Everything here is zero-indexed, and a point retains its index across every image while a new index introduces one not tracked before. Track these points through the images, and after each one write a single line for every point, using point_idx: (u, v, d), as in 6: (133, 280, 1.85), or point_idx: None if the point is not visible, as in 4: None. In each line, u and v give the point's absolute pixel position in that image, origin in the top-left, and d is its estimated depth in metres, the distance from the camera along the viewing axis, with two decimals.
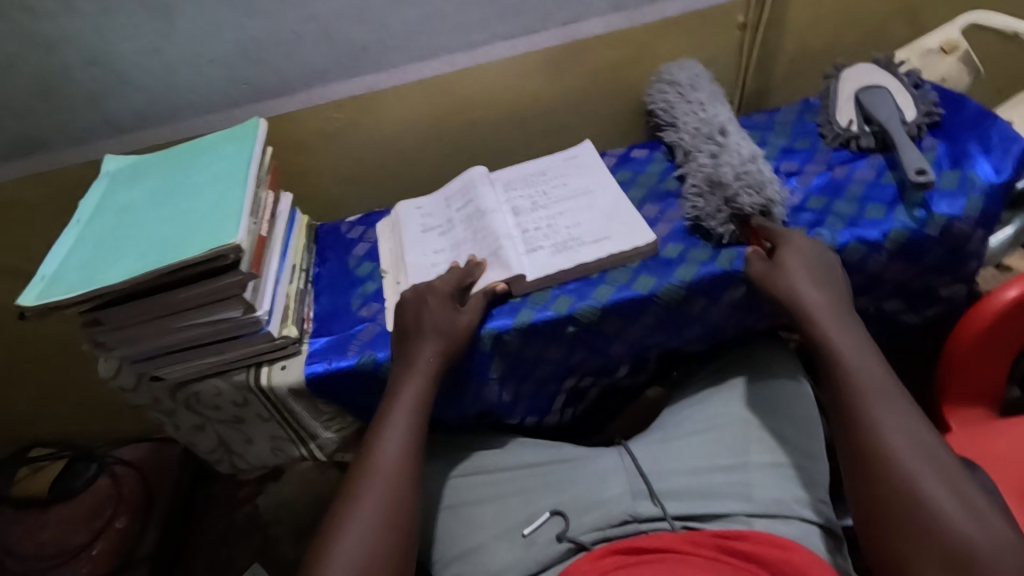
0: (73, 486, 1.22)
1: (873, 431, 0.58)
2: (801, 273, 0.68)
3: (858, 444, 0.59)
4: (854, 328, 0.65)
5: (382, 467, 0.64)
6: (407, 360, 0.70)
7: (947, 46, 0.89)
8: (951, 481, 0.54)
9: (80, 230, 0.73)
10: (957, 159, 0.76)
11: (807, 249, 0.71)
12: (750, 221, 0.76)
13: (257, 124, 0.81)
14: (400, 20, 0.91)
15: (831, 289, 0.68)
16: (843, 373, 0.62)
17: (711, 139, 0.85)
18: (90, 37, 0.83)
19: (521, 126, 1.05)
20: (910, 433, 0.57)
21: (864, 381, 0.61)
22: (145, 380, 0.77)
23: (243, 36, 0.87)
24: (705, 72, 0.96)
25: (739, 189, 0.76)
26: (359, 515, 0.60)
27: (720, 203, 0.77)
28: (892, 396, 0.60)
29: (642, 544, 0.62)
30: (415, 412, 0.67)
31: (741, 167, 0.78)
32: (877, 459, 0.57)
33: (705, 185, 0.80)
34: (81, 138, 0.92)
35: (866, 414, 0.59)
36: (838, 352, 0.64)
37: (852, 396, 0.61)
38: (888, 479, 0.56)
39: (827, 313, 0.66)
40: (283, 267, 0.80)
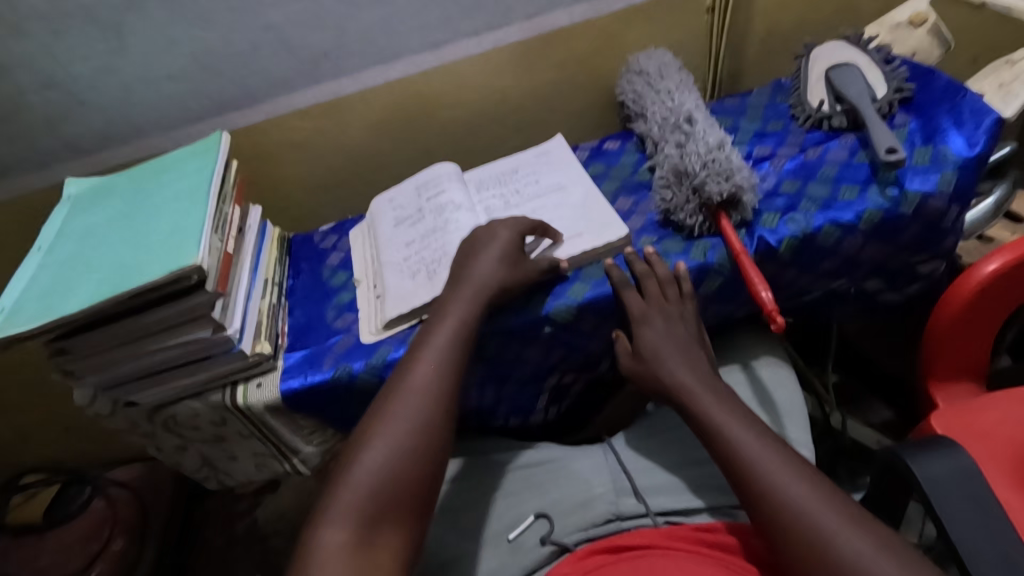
0: (67, 511, 1.20)
1: (776, 493, 0.54)
2: (669, 352, 0.68)
3: (762, 513, 0.55)
4: (693, 355, 0.68)
5: (429, 363, 0.62)
6: (450, 291, 0.68)
7: (915, 19, 0.88)
8: (863, 526, 0.51)
9: (42, 257, 0.72)
10: (929, 134, 0.75)
11: (669, 327, 0.69)
12: (720, 209, 0.75)
13: (219, 138, 0.79)
14: (360, 24, 0.89)
15: (698, 360, 0.67)
16: (725, 440, 0.59)
17: (678, 128, 0.84)
18: (42, 59, 0.82)
19: (493, 123, 1.03)
20: (814, 486, 0.54)
21: (747, 448, 0.58)
22: (121, 406, 0.76)
23: (200, 48, 0.86)
24: (674, 61, 0.95)
25: (706, 178, 0.74)
26: (390, 430, 0.57)
27: (688, 194, 0.76)
28: (780, 453, 0.57)
29: (623, 542, 0.62)
30: (468, 326, 0.66)
31: (707, 155, 0.77)
32: (786, 522, 0.53)
33: (672, 175, 0.79)
34: (43, 161, 0.90)
35: (762, 476, 0.56)
36: (714, 421, 0.61)
37: (741, 463, 0.57)
38: (800, 542, 0.52)
39: (698, 389, 0.64)
40: (253, 284, 0.79)
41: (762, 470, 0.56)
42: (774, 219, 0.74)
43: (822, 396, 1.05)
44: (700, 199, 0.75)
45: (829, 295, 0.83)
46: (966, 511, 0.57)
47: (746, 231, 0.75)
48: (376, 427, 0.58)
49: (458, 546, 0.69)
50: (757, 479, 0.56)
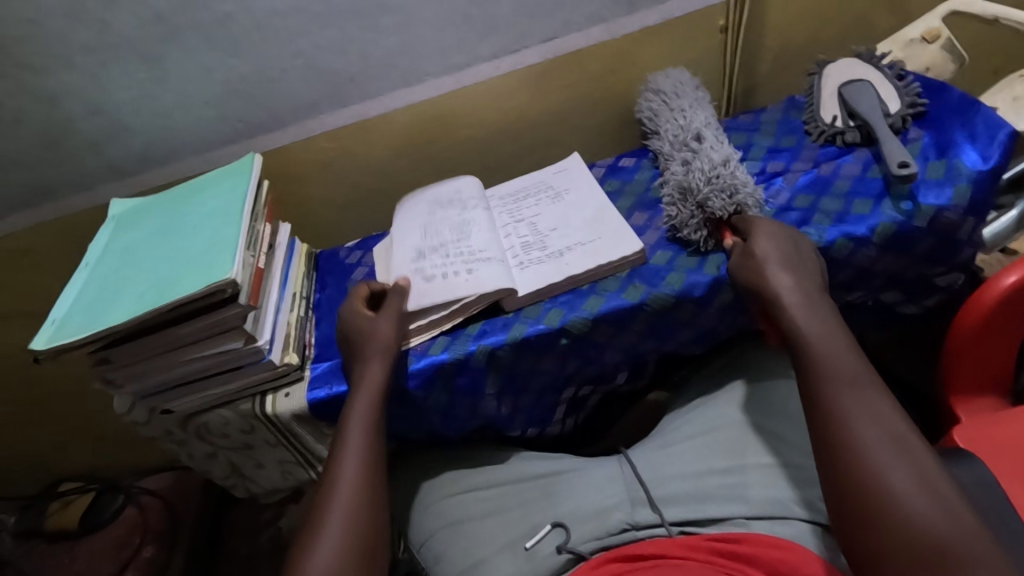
0: (99, 519, 1.25)
1: (845, 420, 0.54)
2: (774, 271, 0.65)
3: (830, 432, 0.55)
4: (800, 262, 0.67)
5: (352, 454, 0.65)
6: (356, 378, 0.70)
7: (928, 35, 0.89)
8: (924, 475, 0.50)
9: (87, 273, 0.77)
10: (942, 149, 0.76)
11: (787, 235, 0.69)
12: (725, 225, 0.77)
13: (251, 159, 0.84)
14: (382, 49, 0.94)
15: (808, 283, 0.65)
16: (819, 360, 0.58)
17: (687, 146, 0.86)
18: (88, 88, 0.87)
19: (511, 141, 1.06)
20: (884, 418, 0.54)
21: (838, 374, 0.57)
22: (157, 413, 0.80)
23: (233, 77, 0.91)
24: (690, 80, 0.98)
25: (709, 194, 0.77)
26: (332, 525, 0.60)
27: (692, 210, 0.78)
28: (872, 391, 0.56)
29: (638, 550, 0.63)
30: (376, 415, 0.68)
31: (712, 173, 0.79)
32: (848, 446, 0.53)
33: (677, 193, 0.81)
34: (90, 184, 0.96)
35: (840, 402, 0.55)
36: (816, 339, 0.60)
37: (827, 386, 0.57)
38: (856, 468, 0.52)
39: (797, 306, 0.62)
40: (283, 297, 0.82)
41: (845, 397, 0.55)
42: None
43: None
44: (704, 216, 0.77)
45: (845, 306, 0.83)
46: None
47: None
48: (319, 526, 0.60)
49: (476, 551, 0.71)
50: (833, 404, 0.56)
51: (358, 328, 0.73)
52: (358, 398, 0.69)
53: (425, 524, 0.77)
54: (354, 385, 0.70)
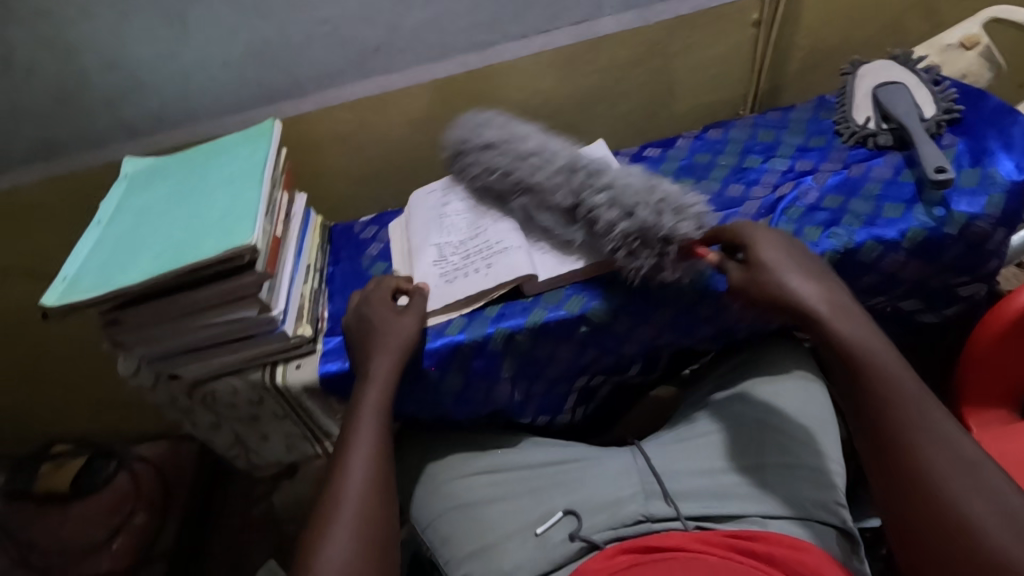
0: (93, 483, 1.22)
1: (907, 444, 0.54)
2: (799, 280, 0.63)
3: (893, 459, 0.55)
4: (826, 275, 0.65)
5: (362, 446, 0.64)
6: (366, 369, 0.69)
7: (967, 41, 0.88)
8: (996, 495, 0.50)
9: (99, 231, 0.75)
10: (977, 156, 0.75)
11: (791, 243, 0.67)
12: (699, 251, 0.70)
13: (272, 125, 0.82)
14: (411, 21, 0.91)
15: (840, 292, 0.64)
16: (872, 382, 0.58)
17: (584, 181, 0.76)
18: (107, 42, 0.85)
19: (533, 125, 1.05)
20: (946, 436, 0.54)
21: (893, 395, 0.56)
22: (163, 378, 0.78)
23: (257, 39, 0.88)
24: (505, 117, 0.89)
25: (671, 224, 0.68)
26: (345, 517, 0.58)
27: (658, 248, 0.69)
28: (929, 410, 0.55)
29: (654, 543, 0.62)
30: (384, 409, 0.66)
31: (654, 198, 0.71)
32: (916, 473, 0.53)
33: (630, 239, 0.71)
34: (102, 141, 0.94)
35: (898, 425, 0.55)
36: (863, 356, 0.59)
37: (879, 409, 0.57)
38: (927, 496, 0.52)
39: (836, 318, 0.61)
40: (297, 267, 0.81)
41: (904, 419, 0.55)
42: (816, 232, 0.75)
43: None
44: (677, 250, 0.69)
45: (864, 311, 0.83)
46: None
47: None
48: (331, 517, 0.59)
49: (485, 536, 0.70)
50: (891, 429, 0.56)
51: (375, 322, 0.71)
52: (370, 387, 0.67)
53: (432, 504, 0.76)
54: (362, 378, 0.69)
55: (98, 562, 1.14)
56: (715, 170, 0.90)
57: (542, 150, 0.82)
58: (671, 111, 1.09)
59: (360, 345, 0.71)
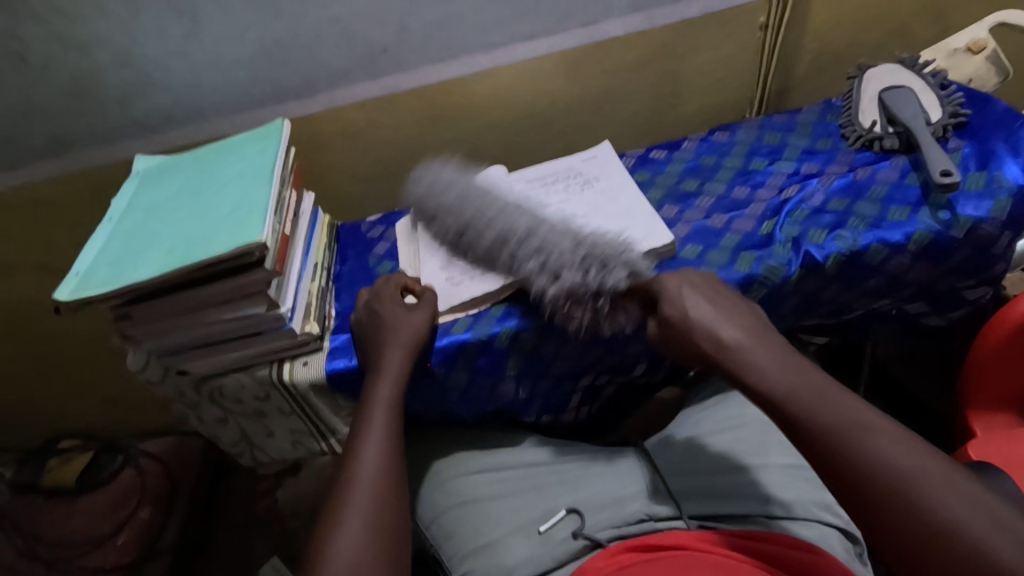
0: (98, 478, 1.25)
1: (860, 474, 0.47)
2: (703, 312, 0.59)
3: (854, 499, 0.47)
4: (721, 304, 0.61)
5: (376, 441, 0.64)
6: (377, 365, 0.69)
7: (974, 45, 0.88)
8: (968, 494, 0.44)
9: (111, 227, 0.76)
10: (983, 160, 0.75)
11: (694, 283, 0.63)
12: (632, 296, 0.69)
13: (281, 124, 0.83)
14: (421, 21, 0.92)
15: (748, 321, 0.59)
16: (798, 415, 0.51)
17: (516, 250, 0.73)
18: (120, 40, 0.86)
19: (540, 126, 1.05)
20: (894, 442, 0.47)
21: (824, 421, 0.49)
22: (172, 373, 0.79)
23: (268, 38, 0.89)
24: (452, 168, 0.84)
25: (597, 283, 0.67)
26: (358, 510, 0.58)
27: (591, 303, 0.69)
28: (866, 420, 0.49)
29: (655, 541, 0.62)
30: (394, 404, 0.67)
31: (577, 255, 0.69)
32: (884, 506, 0.45)
33: (563, 297, 0.70)
34: (114, 138, 0.95)
35: (843, 455, 0.48)
36: (781, 390, 0.53)
37: (812, 435, 0.50)
38: (904, 530, 0.44)
39: (750, 348, 0.56)
40: (305, 265, 0.81)
41: (843, 445, 0.48)
42: (821, 234, 0.75)
43: None
44: (609, 301, 0.69)
45: (869, 314, 0.83)
46: None
47: (791, 246, 0.75)
48: (343, 510, 0.58)
49: (489, 533, 0.71)
50: (838, 465, 0.48)
51: (384, 319, 0.72)
52: (381, 383, 0.68)
53: (436, 501, 0.76)
54: (373, 375, 0.69)
55: (103, 555, 1.15)
56: (721, 172, 0.90)
57: (488, 204, 0.78)
58: (677, 113, 1.10)
59: (369, 342, 0.72)
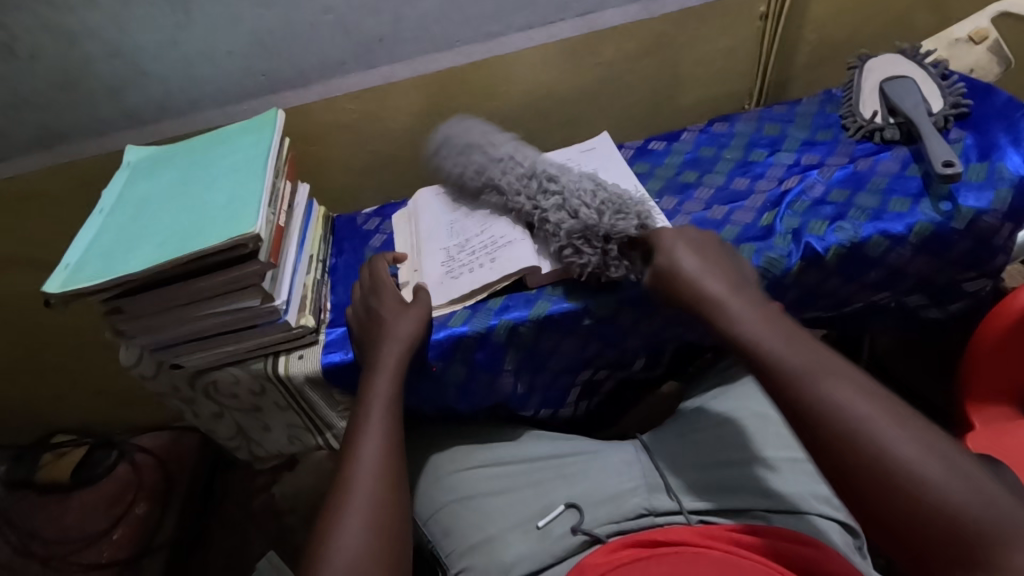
0: (93, 474, 1.24)
1: (821, 410, 0.49)
2: (689, 263, 0.63)
3: (812, 435, 0.50)
4: (706, 255, 0.64)
5: (373, 436, 0.63)
6: (373, 359, 0.68)
7: (975, 35, 0.88)
8: (919, 432, 0.47)
9: (101, 220, 0.75)
10: (984, 151, 0.74)
11: (692, 236, 0.66)
12: (636, 248, 0.71)
13: (275, 114, 0.81)
14: (416, 11, 0.91)
15: (728, 276, 0.62)
16: (769, 360, 0.54)
17: (540, 185, 0.75)
18: (109, 29, 0.84)
19: (537, 118, 1.04)
20: (856, 384, 0.50)
21: (794, 366, 0.52)
22: (165, 368, 0.78)
23: (260, 28, 0.88)
24: (489, 125, 0.85)
25: (612, 219, 0.70)
26: (357, 507, 0.58)
27: (600, 246, 0.69)
28: (830, 366, 0.52)
29: (658, 536, 0.62)
30: (392, 400, 0.66)
31: (597, 198, 0.72)
32: (839, 435, 0.48)
33: (577, 234, 0.70)
34: (104, 130, 0.94)
35: (810, 401, 0.50)
36: (754, 336, 0.56)
37: (787, 378, 0.52)
38: (857, 460, 0.47)
39: (731, 299, 0.59)
40: (300, 258, 0.80)
41: (807, 386, 0.51)
42: (821, 226, 0.74)
43: None
44: (618, 249, 0.70)
45: (869, 306, 0.83)
46: None
47: (792, 238, 0.74)
48: (342, 507, 0.58)
49: (488, 528, 0.70)
50: (804, 402, 0.51)
51: (380, 313, 0.71)
52: (377, 379, 0.67)
53: (434, 497, 0.75)
54: (368, 370, 0.68)
55: (99, 551, 1.15)
56: (721, 164, 0.89)
57: (523, 150, 0.81)
58: (676, 106, 1.09)
59: (366, 335, 0.71)
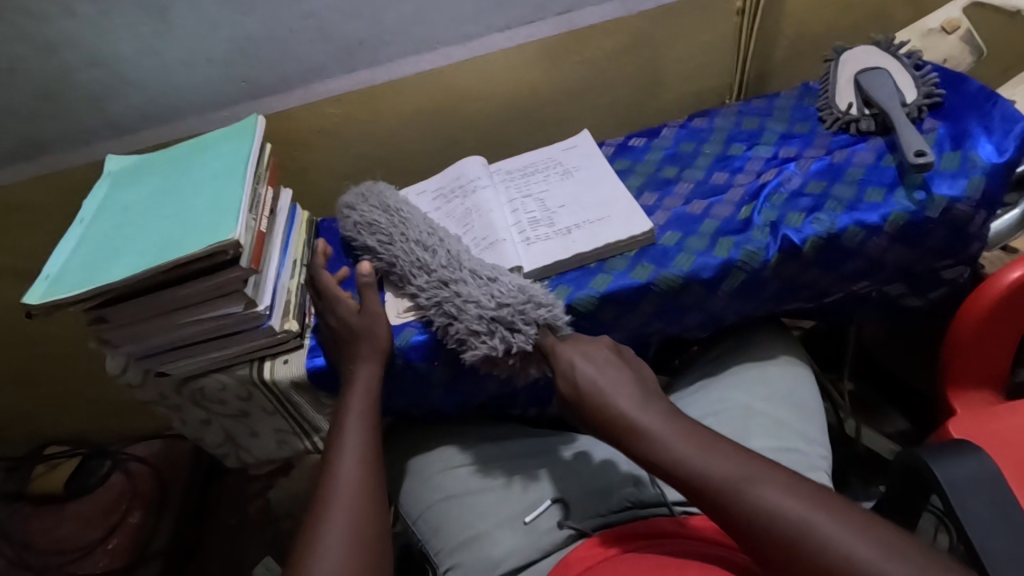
0: (85, 484, 1.22)
1: (756, 527, 0.49)
2: (600, 378, 0.63)
3: (753, 548, 0.50)
4: (614, 365, 0.64)
5: (349, 452, 0.65)
6: (348, 376, 0.71)
7: (948, 26, 0.89)
8: (863, 527, 0.47)
9: (83, 230, 0.75)
10: (958, 140, 0.75)
11: (593, 352, 0.66)
12: (541, 355, 0.69)
13: (255, 121, 0.81)
14: (395, 14, 0.91)
15: (638, 387, 0.62)
16: (693, 479, 0.54)
17: (430, 302, 0.71)
18: (88, 38, 0.84)
19: (519, 118, 1.05)
20: (785, 486, 0.50)
21: (718, 480, 0.52)
22: (152, 375, 0.78)
23: (240, 34, 0.88)
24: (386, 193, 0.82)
25: (507, 342, 0.67)
26: (333, 522, 0.58)
27: (507, 362, 0.69)
28: (757, 473, 0.52)
29: (643, 529, 0.62)
30: (366, 419, 0.68)
31: (484, 318, 0.67)
32: (792, 549, 0.47)
33: (482, 360, 0.69)
34: (86, 140, 0.94)
35: (744, 515, 0.50)
36: (673, 460, 0.55)
37: (719, 498, 0.52)
38: (804, 565, 0.47)
39: (643, 417, 0.59)
40: (283, 263, 0.80)
41: (738, 500, 0.51)
42: (799, 218, 0.75)
43: (838, 403, 1.04)
44: (521, 359, 0.69)
45: (850, 296, 0.84)
46: (985, 511, 0.56)
47: (770, 230, 0.75)
48: (320, 521, 0.59)
49: (476, 524, 0.71)
50: (738, 518, 0.50)
51: (356, 325, 0.72)
52: (350, 398, 0.69)
53: (422, 496, 0.76)
54: (345, 388, 0.70)
55: (94, 561, 1.12)
56: (700, 159, 0.90)
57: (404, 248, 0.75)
58: (658, 102, 1.09)
59: (346, 348, 0.72)
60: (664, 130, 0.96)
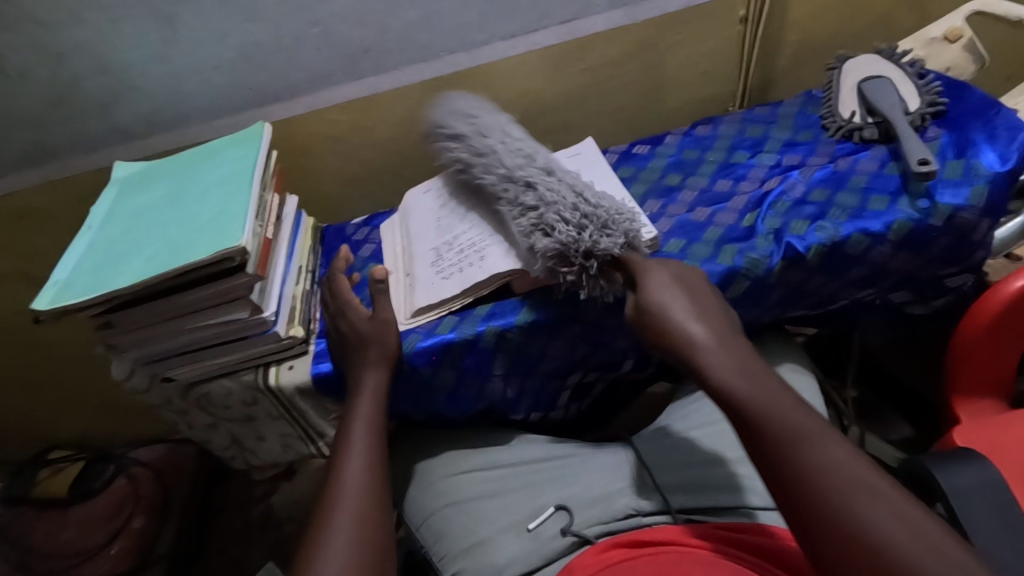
0: (89, 487, 1.23)
1: (814, 475, 0.46)
2: (676, 306, 0.60)
3: (796, 499, 0.46)
4: (693, 298, 0.62)
5: (355, 457, 0.65)
6: (355, 382, 0.71)
7: (950, 34, 0.89)
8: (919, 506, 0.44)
9: (91, 236, 0.75)
10: (961, 148, 0.76)
11: (675, 277, 0.64)
12: (619, 267, 0.69)
13: (262, 128, 0.82)
14: (401, 22, 0.92)
15: (715, 322, 0.60)
16: (759, 417, 0.50)
17: (517, 194, 0.71)
18: (97, 46, 0.85)
19: (523, 125, 1.05)
20: (848, 449, 0.47)
21: (784, 425, 0.49)
22: (158, 381, 0.79)
23: (247, 42, 0.89)
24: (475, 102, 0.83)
25: (592, 239, 0.67)
26: (338, 525, 0.58)
27: (580, 263, 0.68)
28: (818, 431, 0.48)
29: (645, 537, 0.62)
30: (373, 424, 0.68)
31: (576, 212, 0.68)
32: (839, 504, 0.44)
33: (553, 254, 0.67)
34: (93, 146, 0.94)
35: (800, 464, 0.47)
36: (742, 392, 0.52)
37: (783, 442, 0.48)
38: (850, 527, 0.43)
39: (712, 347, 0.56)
40: (289, 269, 0.80)
41: (800, 448, 0.47)
42: (803, 226, 0.75)
43: (841, 409, 1.04)
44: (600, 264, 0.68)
45: (854, 303, 0.84)
46: (991, 519, 0.56)
47: (773, 238, 0.75)
48: (324, 525, 0.59)
49: (479, 531, 0.71)
50: (796, 467, 0.47)
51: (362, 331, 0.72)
52: (357, 404, 0.69)
53: (425, 503, 0.76)
54: (352, 394, 0.71)
55: (97, 565, 1.13)
56: (704, 166, 0.90)
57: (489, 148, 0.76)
58: (661, 109, 1.10)
59: (352, 355, 0.72)
60: (669, 138, 0.97)
